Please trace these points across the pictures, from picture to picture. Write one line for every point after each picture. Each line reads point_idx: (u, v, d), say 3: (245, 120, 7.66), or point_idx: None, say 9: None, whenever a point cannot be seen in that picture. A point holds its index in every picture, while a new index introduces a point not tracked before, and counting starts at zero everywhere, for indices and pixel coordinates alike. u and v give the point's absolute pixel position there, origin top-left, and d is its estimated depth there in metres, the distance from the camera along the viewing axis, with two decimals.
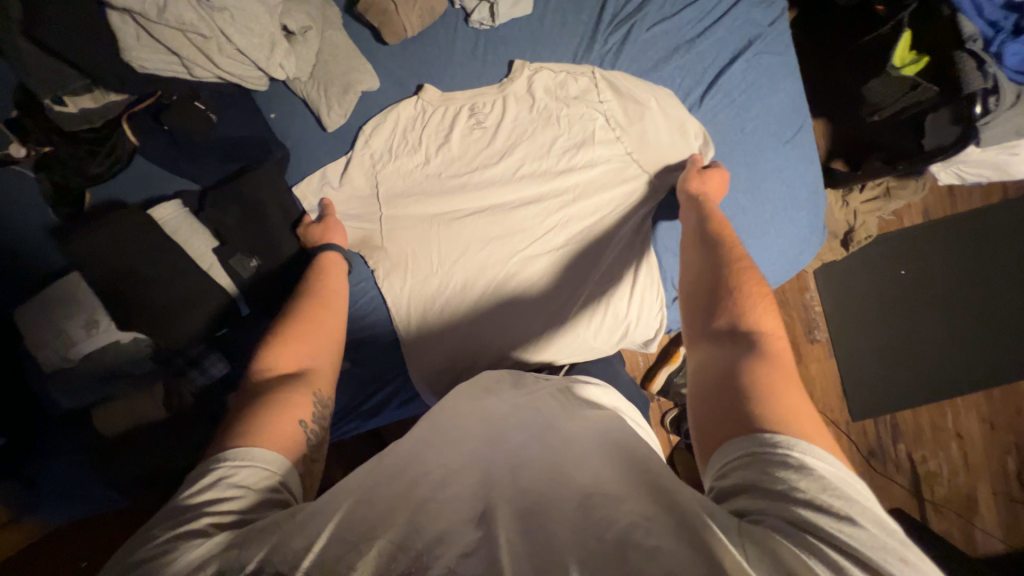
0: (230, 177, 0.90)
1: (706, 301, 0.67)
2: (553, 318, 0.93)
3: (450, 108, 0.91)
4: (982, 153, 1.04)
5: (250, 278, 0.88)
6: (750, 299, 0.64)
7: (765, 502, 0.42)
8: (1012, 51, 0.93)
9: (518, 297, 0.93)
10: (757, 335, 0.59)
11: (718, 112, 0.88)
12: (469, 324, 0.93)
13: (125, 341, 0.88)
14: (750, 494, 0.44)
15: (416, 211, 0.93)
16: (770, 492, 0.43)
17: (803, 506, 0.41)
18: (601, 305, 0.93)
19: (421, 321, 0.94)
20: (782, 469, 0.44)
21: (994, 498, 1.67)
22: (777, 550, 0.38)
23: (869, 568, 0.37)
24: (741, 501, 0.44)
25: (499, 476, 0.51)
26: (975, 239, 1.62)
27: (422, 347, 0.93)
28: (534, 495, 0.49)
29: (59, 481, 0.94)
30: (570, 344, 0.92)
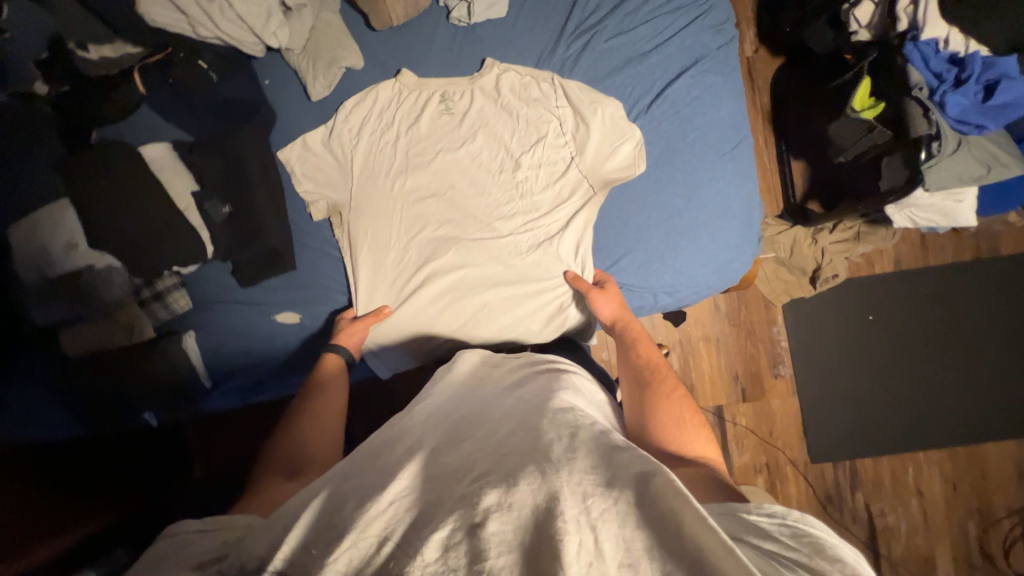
0: (219, 131, 0.98)
1: (647, 434, 0.74)
2: (494, 306, 0.99)
3: (424, 93, 0.99)
4: (930, 197, 1.07)
5: (221, 223, 0.96)
6: (687, 430, 0.74)
7: (765, 541, 0.49)
8: (953, 101, 0.98)
9: (464, 278, 0.99)
10: (696, 460, 0.69)
11: (663, 120, 0.94)
12: (418, 299, 0.99)
13: (99, 267, 0.97)
14: (745, 530, 0.51)
15: (382, 185, 1.00)
16: (753, 531, 0.51)
17: (776, 533, 0.50)
18: (540, 296, 0.98)
19: (373, 289, 1.00)
20: (758, 515, 0.53)
21: (954, 563, 1.61)
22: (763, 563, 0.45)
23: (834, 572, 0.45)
24: (740, 535, 0.50)
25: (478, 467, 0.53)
26: (945, 293, 1.63)
27: (371, 311, 0.99)
28: (501, 479, 0.51)
29: None
30: (508, 330, 0.99)
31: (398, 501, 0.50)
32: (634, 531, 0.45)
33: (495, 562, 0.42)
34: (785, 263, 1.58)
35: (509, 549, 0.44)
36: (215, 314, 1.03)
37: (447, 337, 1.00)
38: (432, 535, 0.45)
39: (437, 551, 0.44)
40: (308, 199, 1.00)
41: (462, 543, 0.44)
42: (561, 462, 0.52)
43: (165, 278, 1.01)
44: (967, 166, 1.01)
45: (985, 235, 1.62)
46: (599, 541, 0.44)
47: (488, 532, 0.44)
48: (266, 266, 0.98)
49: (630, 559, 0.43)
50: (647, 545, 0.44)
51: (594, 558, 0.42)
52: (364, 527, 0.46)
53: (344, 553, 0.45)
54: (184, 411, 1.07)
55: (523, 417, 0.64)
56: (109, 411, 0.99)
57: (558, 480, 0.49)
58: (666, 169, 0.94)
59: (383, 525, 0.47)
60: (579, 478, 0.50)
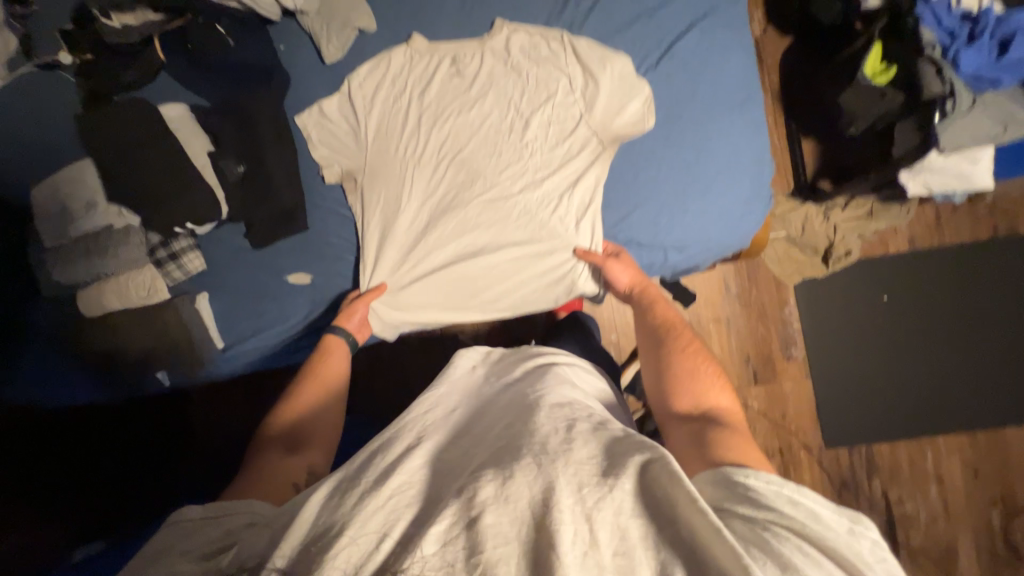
0: (233, 95, 1.00)
1: (665, 390, 0.79)
2: (506, 265, 0.99)
3: (436, 57, 1.01)
4: (945, 158, 1.07)
5: (235, 183, 0.98)
6: (704, 379, 0.78)
7: (752, 506, 0.52)
8: (967, 58, 0.97)
9: (474, 239, 1.00)
10: (712, 408, 0.73)
11: (672, 75, 0.94)
12: (429, 261, 1.00)
13: (117, 228, 0.99)
14: (734, 498, 0.54)
15: (394, 149, 1.02)
16: (739, 494, 0.54)
17: (764, 498, 0.52)
18: (551, 255, 0.99)
19: (381, 250, 1.00)
20: (748, 479, 0.55)
21: (977, 553, 1.56)
22: (744, 530, 0.50)
23: (812, 540, 0.49)
24: (730, 505, 0.54)
25: (480, 463, 0.58)
26: (961, 274, 1.60)
27: (382, 271, 1.01)
28: (496, 472, 0.55)
29: (42, 361, 1.04)
30: (520, 288, 1.00)
31: (398, 496, 0.55)
32: (629, 519, 0.50)
33: (491, 556, 0.47)
34: (796, 243, 1.57)
35: (508, 541, 0.49)
36: (226, 276, 1.04)
37: (457, 298, 1.01)
38: (433, 528, 0.50)
39: (437, 544, 0.49)
40: (321, 163, 1.01)
41: (461, 535, 0.49)
42: (559, 453, 0.56)
43: (181, 240, 1.01)
44: (982, 127, 1.01)
45: (1002, 213, 1.59)
46: (595, 528, 0.49)
47: (484, 526, 0.49)
48: (278, 223, 0.99)
49: (623, 546, 0.49)
50: (641, 534, 0.50)
51: (589, 546, 0.48)
52: (364, 525, 0.52)
53: (345, 551, 0.50)
54: (192, 376, 1.07)
55: (523, 409, 0.68)
56: (121, 368, 1.03)
57: (554, 472, 0.53)
58: (675, 124, 0.94)
59: (385, 518, 0.53)
60: (576, 469, 0.54)
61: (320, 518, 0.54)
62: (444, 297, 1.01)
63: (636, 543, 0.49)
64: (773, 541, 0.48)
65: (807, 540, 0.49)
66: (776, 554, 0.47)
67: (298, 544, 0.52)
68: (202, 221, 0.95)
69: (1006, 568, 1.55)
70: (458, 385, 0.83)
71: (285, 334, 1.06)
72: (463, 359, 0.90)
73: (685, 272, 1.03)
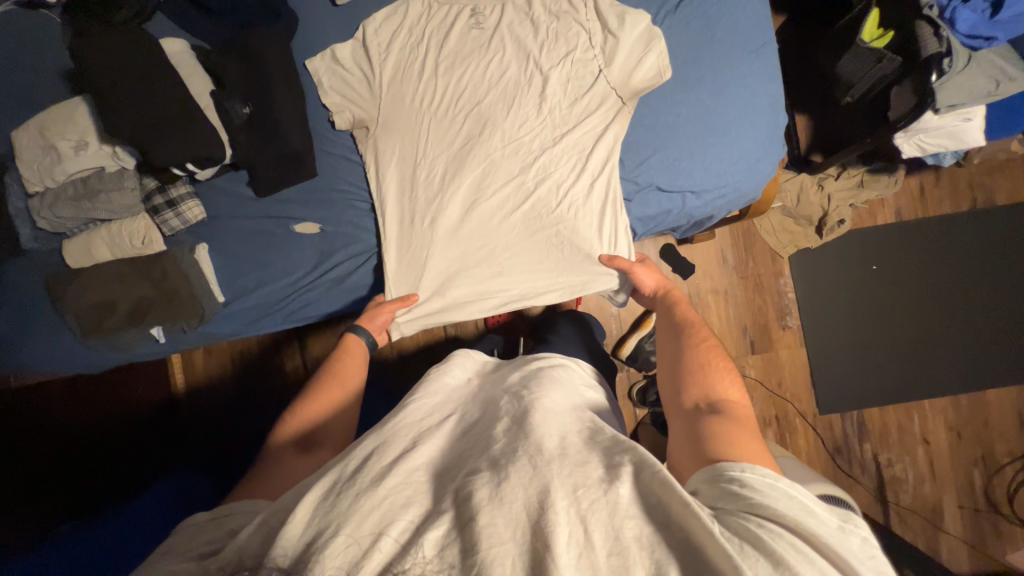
0: (237, 36, 0.95)
1: (676, 379, 0.76)
2: (525, 226, 0.98)
3: (454, 8, 0.99)
4: (940, 118, 1.12)
5: (242, 125, 0.94)
6: (714, 371, 0.74)
7: (742, 503, 0.49)
8: (963, 17, 1.02)
9: (492, 196, 0.98)
10: (720, 400, 0.69)
11: (690, 20, 0.95)
12: (446, 216, 0.99)
13: (109, 171, 0.94)
14: (724, 496, 0.52)
15: (410, 101, 0.99)
16: (728, 490, 0.52)
17: (756, 495, 0.50)
18: (570, 217, 0.98)
19: (398, 205, 0.99)
20: (740, 475, 0.53)
21: (961, 512, 1.62)
22: (738, 527, 0.47)
23: (805, 536, 0.46)
24: (722, 504, 0.51)
25: (467, 465, 0.53)
26: (943, 245, 1.68)
27: (399, 225, 0.99)
28: (491, 471, 0.50)
29: (24, 317, 0.98)
30: (538, 252, 0.99)
31: (392, 496, 0.49)
32: (624, 520, 0.46)
33: (487, 555, 0.42)
34: (791, 213, 1.62)
35: (505, 542, 0.44)
36: (228, 226, 1.00)
37: (474, 255, 0.99)
38: (427, 534, 0.45)
39: (434, 549, 0.44)
40: (333, 109, 0.98)
41: (456, 541, 0.44)
42: (553, 455, 0.52)
43: (179, 186, 0.95)
44: (978, 84, 1.05)
45: (980, 187, 1.68)
46: (591, 530, 0.45)
47: (480, 526, 0.44)
48: (285, 166, 0.95)
49: (619, 547, 0.44)
50: (637, 535, 0.45)
51: (584, 547, 0.43)
52: (361, 523, 0.46)
53: (343, 549, 0.44)
54: (187, 335, 1.01)
55: (517, 416, 0.62)
56: (111, 322, 0.96)
57: (549, 474, 0.49)
58: (693, 71, 0.95)
59: (380, 517, 0.47)
60: (570, 470, 0.50)
61: (310, 523, 0.48)
62: (462, 254, 0.99)
63: (632, 544, 0.44)
64: (766, 538, 0.45)
65: (800, 538, 0.46)
66: (769, 550, 0.44)
67: (303, 540, 0.46)
68: (202, 161, 0.90)
69: (988, 524, 1.62)
70: (449, 392, 0.73)
71: (291, 286, 1.02)
72: (457, 367, 0.81)
73: (699, 222, 1.06)
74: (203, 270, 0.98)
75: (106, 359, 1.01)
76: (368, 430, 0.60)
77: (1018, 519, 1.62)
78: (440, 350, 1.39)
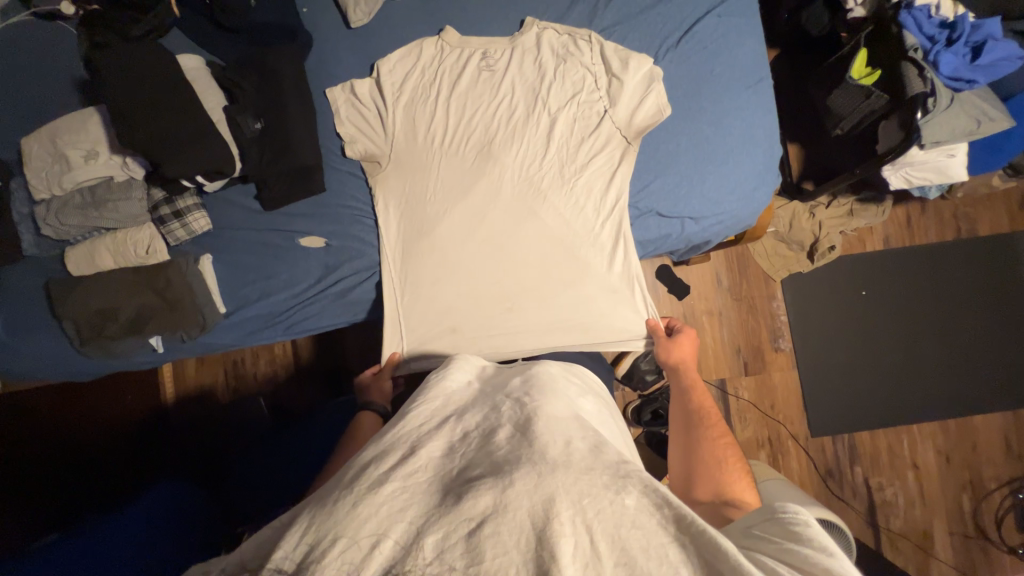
0: (252, 54, 0.97)
1: (693, 476, 0.78)
2: (533, 263, 1.01)
3: (466, 50, 1.01)
4: (925, 155, 1.18)
5: (252, 140, 0.95)
6: (729, 467, 0.77)
7: (774, 547, 0.47)
8: (946, 60, 1.08)
9: (501, 235, 1.01)
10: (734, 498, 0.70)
11: (691, 55, 1.00)
12: (455, 252, 1.01)
13: (117, 181, 0.95)
14: (756, 543, 0.50)
15: (422, 139, 1.02)
16: (774, 533, 0.49)
17: (800, 543, 0.46)
18: (577, 254, 1.01)
19: (408, 239, 1.01)
20: (792, 520, 0.49)
21: (951, 537, 1.63)
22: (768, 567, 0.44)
23: None
24: (758, 549, 0.49)
25: (467, 471, 0.51)
26: (931, 274, 1.73)
27: (407, 258, 1.01)
28: (493, 479, 0.48)
29: (19, 322, 0.97)
30: (546, 287, 1.01)
31: (391, 502, 0.49)
32: (631, 532, 0.44)
33: (490, 565, 0.42)
34: (784, 239, 1.66)
35: (508, 551, 0.43)
36: (235, 237, 1.01)
37: (482, 290, 1.01)
38: (426, 539, 0.45)
39: (434, 552, 0.44)
40: (345, 138, 1.00)
41: (459, 544, 0.44)
42: (558, 462, 0.49)
43: (186, 197, 0.96)
44: (961, 122, 1.10)
45: (964, 217, 1.74)
46: (597, 540, 0.43)
47: (484, 535, 0.44)
48: (294, 181, 0.97)
49: (625, 557, 0.43)
50: (644, 545, 0.43)
51: (591, 559, 0.42)
52: (361, 527, 0.46)
53: (342, 554, 0.44)
54: (186, 345, 1.01)
55: (519, 422, 0.57)
56: (111, 330, 0.96)
57: (554, 484, 0.46)
58: (694, 102, 0.99)
59: (377, 525, 0.46)
60: (576, 478, 0.47)
61: (311, 530, 0.47)
62: (470, 289, 1.01)
63: (639, 555, 0.43)
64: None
65: None
66: None
67: (301, 546, 0.46)
68: (213, 175, 0.91)
69: (977, 550, 1.63)
70: (451, 393, 0.67)
71: (292, 300, 1.02)
72: (458, 369, 0.74)
73: (697, 246, 1.09)
74: (206, 280, 0.98)
75: (110, 367, 1.01)
76: (369, 440, 0.58)
77: (1007, 545, 1.63)
78: None
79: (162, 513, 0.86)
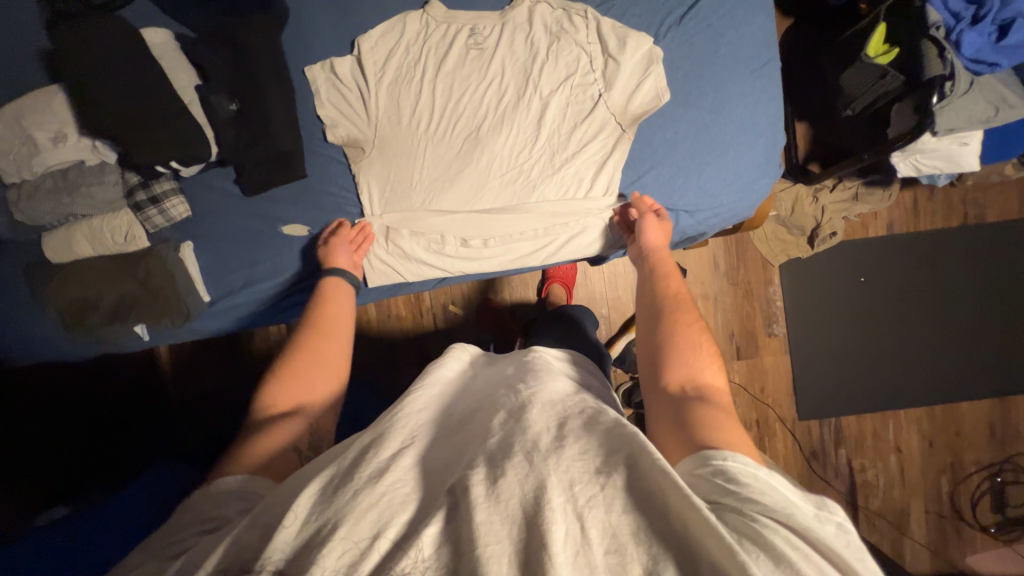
0: (222, 26, 0.90)
1: (660, 358, 0.70)
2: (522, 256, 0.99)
3: (453, 25, 0.95)
4: (936, 143, 1.13)
5: (227, 120, 0.89)
6: (701, 355, 0.69)
7: (731, 494, 0.45)
8: (969, 40, 0.99)
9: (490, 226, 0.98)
10: (703, 389, 0.64)
11: (695, 33, 0.93)
12: (445, 244, 0.99)
13: (89, 164, 0.90)
14: (712, 489, 0.47)
15: (407, 124, 0.96)
16: (725, 480, 0.47)
17: (756, 491, 0.45)
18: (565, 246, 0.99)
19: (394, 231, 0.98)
20: (736, 468, 0.48)
21: (927, 517, 1.69)
22: (737, 521, 0.42)
23: (809, 539, 0.41)
24: (716, 498, 0.46)
25: (463, 460, 0.50)
26: (932, 261, 1.70)
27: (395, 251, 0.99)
28: (488, 470, 0.47)
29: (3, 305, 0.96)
30: None
31: (392, 493, 0.45)
32: (620, 517, 0.43)
33: (484, 555, 0.39)
34: (784, 223, 1.62)
35: (501, 540, 0.41)
36: (216, 223, 0.98)
37: None
38: (425, 530, 0.42)
39: (431, 546, 0.41)
40: (326, 121, 0.95)
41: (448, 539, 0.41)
42: (550, 450, 0.48)
43: (162, 181, 0.92)
44: (978, 109, 1.05)
45: (971, 203, 1.69)
46: (587, 527, 0.42)
47: (477, 523, 0.41)
48: (273, 166, 0.93)
49: (616, 544, 0.41)
50: (633, 530, 0.42)
51: (580, 545, 0.40)
52: (359, 521, 0.42)
53: (339, 546, 0.41)
54: (172, 331, 1.00)
55: (514, 409, 0.57)
56: (95, 319, 0.95)
57: (546, 470, 0.45)
58: (697, 83, 0.94)
59: (378, 515, 0.43)
60: (568, 464, 0.46)
61: (310, 519, 0.44)
62: None
63: (629, 540, 0.42)
64: (762, 527, 0.41)
65: (795, 531, 0.42)
66: (768, 544, 0.40)
67: (300, 539, 0.43)
68: (186, 160, 0.87)
69: (951, 528, 1.69)
70: (449, 383, 0.68)
71: (279, 288, 1.01)
72: (453, 358, 0.74)
73: (692, 238, 1.05)
74: (190, 268, 0.97)
75: (96, 352, 1.01)
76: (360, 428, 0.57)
77: (980, 523, 1.69)
78: (429, 343, 1.46)
79: (167, 491, 0.87)
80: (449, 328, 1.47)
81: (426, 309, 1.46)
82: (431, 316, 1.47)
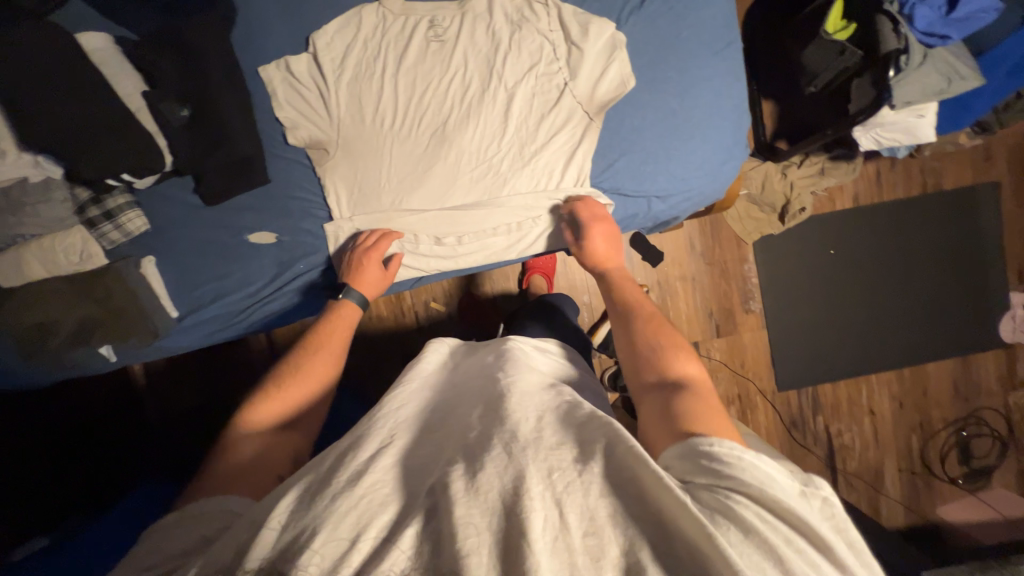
0: (167, 27, 0.86)
1: (635, 356, 0.70)
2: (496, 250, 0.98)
3: (411, 17, 0.92)
4: (896, 114, 1.16)
5: (180, 127, 0.85)
6: (672, 349, 0.69)
7: (709, 476, 0.46)
8: (921, 14, 1.03)
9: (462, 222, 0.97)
10: (681, 380, 0.64)
11: (657, 17, 0.93)
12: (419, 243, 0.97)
13: (33, 181, 0.81)
14: (692, 470, 0.48)
15: (370, 122, 0.94)
16: (705, 461, 0.48)
17: (734, 469, 0.46)
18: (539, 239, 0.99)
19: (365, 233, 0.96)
20: (717, 447, 0.49)
21: (900, 473, 1.78)
22: (713, 501, 0.43)
23: (783, 512, 0.42)
24: (694, 479, 0.47)
25: (442, 456, 0.50)
26: (896, 231, 1.76)
27: None
28: (466, 465, 0.47)
29: None
30: None
31: (371, 494, 0.45)
32: (598, 501, 0.43)
33: (463, 549, 0.39)
34: (756, 201, 1.65)
35: (481, 532, 0.41)
36: (178, 235, 0.94)
37: None
38: (404, 529, 0.42)
39: (410, 544, 0.41)
40: (286, 123, 0.92)
41: (428, 537, 0.41)
42: (528, 441, 0.48)
43: (115, 196, 0.88)
44: (932, 81, 1.07)
45: (930, 172, 1.75)
46: (567, 512, 0.42)
47: (456, 517, 0.41)
48: (232, 172, 0.89)
49: (595, 527, 0.42)
50: (612, 512, 0.43)
51: (560, 530, 0.41)
52: (338, 524, 0.42)
53: (318, 551, 0.40)
54: (140, 351, 0.97)
55: (493, 402, 0.57)
56: (53, 343, 0.90)
57: (525, 460, 0.45)
58: (661, 66, 0.93)
59: (357, 518, 0.43)
60: (546, 453, 0.47)
61: (288, 527, 0.43)
62: None
63: (608, 522, 0.42)
64: (734, 508, 0.42)
65: (768, 506, 0.42)
66: (739, 520, 0.41)
67: (278, 547, 0.42)
68: (139, 172, 0.84)
69: (922, 483, 1.78)
70: (429, 381, 0.67)
71: (250, 299, 0.99)
72: (431, 355, 0.74)
73: (665, 222, 1.07)
74: (153, 285, 0.93)
75: (60, 376, 0.97)
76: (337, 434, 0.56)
77: (948, 476, 1.79)
78: (412, 343, 1.45)
79: (147, 512, 0.85)
80: (430, 326, 1.46)
81: (407, 308, 1.44)
82: (413, 314, 1.45)
